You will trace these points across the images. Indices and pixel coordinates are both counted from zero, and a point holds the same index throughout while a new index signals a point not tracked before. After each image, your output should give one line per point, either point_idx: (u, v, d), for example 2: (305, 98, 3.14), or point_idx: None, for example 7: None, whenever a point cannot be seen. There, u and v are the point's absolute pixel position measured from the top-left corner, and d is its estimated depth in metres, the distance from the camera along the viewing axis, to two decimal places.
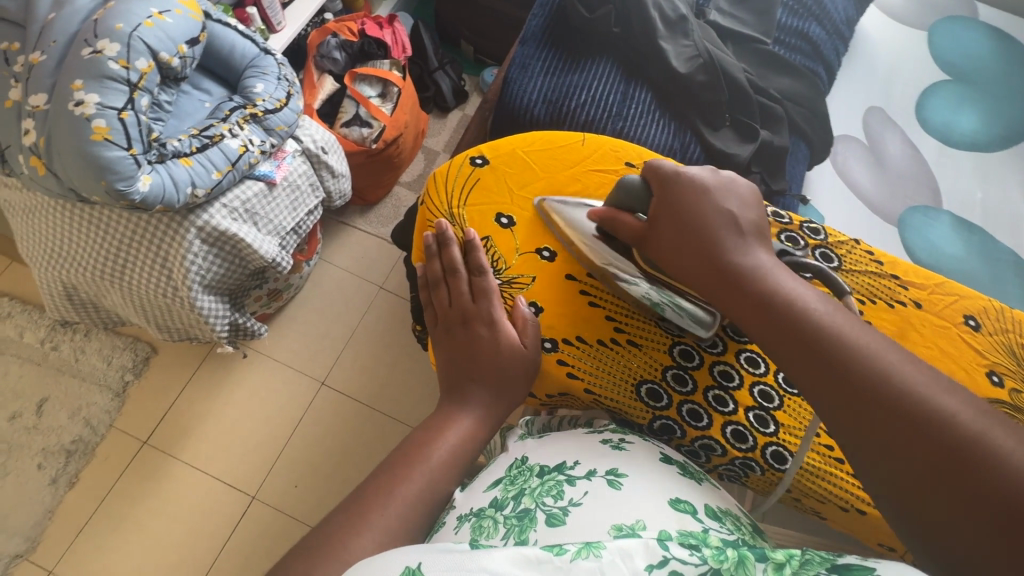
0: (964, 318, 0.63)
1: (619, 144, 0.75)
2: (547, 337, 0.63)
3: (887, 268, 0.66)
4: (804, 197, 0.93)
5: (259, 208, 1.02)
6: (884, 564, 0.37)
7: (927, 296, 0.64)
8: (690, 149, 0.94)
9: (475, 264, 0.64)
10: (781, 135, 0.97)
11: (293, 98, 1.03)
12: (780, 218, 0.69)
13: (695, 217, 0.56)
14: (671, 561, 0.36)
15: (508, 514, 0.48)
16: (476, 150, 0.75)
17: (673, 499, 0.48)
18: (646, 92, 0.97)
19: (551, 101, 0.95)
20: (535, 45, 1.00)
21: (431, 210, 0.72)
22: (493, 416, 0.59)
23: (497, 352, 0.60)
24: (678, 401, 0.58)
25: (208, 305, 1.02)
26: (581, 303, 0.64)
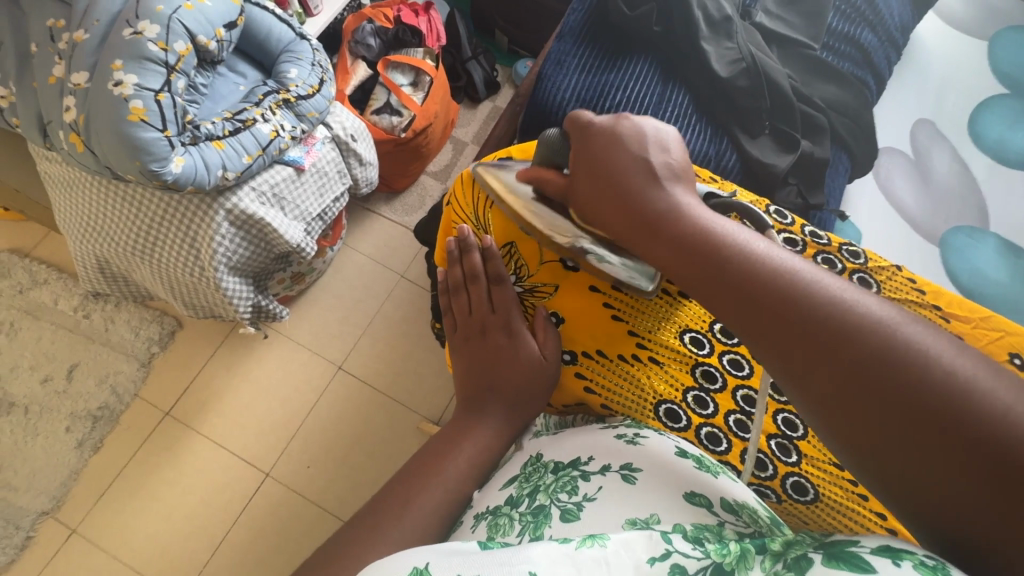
0: (1009, 356, 0.59)
1: None
2: (567, 349, 0.63)
3: (929, 299, 0.63)
4: (843, 212, 0.89)
5: (286, 193, 1.03)
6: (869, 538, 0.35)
7: (970, 330, 0.61)
8: (726, 157, 0.91)
9: (494, 273, 0.64)
10: (823, 147, 0.93)
11: (326, 84, 1.03)
12: (817, 239, 0.66)
13: (609, 165, 0.54)
14: (674, 555, 0.36)
15: (523, 511, 0.47)
16: (505, 152, 0.73)
17: (689, 493, 0.45)
18: (683, 95, 0.94)
19: (584, 100, 0.92)
20: (572, 41, 0.97)
21: (456, 212, 0.70)
22: (510, 427, 0.60)
23: (516, 364, 0.60)
24: (697, 424, 0.57)
25: (232, 287, 1.04)
26: (604, 317, 0.62)
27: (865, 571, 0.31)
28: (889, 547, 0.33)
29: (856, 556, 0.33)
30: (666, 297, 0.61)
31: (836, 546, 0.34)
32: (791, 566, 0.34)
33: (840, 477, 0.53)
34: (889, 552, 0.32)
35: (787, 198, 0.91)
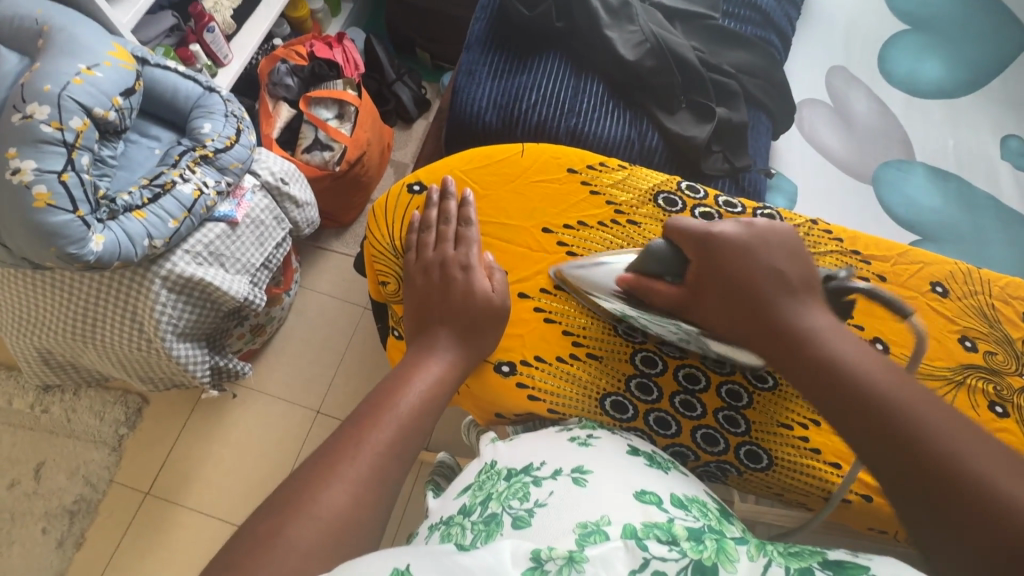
0: (931, 286, 0.62)
1: (560, 150, 0.73)
2: (504, 359, 0.62)
3: (848, 245, 0.64)
4: (770, 171, 0.91)
5: (224, 249, 1.01)
6: (877, 560, 0.39)
7: (890, 268, 0.63)
8: (648, 137, 0.93)
9: (464, 216, 0.65)
10: (738, 111, 0.94)
11: (244, 134, 1.01)
12: (732, 208, 0.68)
13: (736, 272, 0.54)
14: (652, 562, 0.36)
15: (476, 521, 0.47)
16: (413, 177, 0.72)
17: (639, 491, 0.47)
18: (597, 85, 0.95)
19: (501, 106, 0.93)
20: (479, 51, 0.98)
21: (374, 245, 0.69)
22: (464, 364, 0.57)
23: (470, 296, 0.59)
24: (644, 411, 0.60)
25: (185, 353, 1.01)
26: (537, 320, 0.63)
27: None
28: None
29: None
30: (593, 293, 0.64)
31: (845, 569, 0.38)
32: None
33: (791, 438, 0.58)
34: None
35: (715, 165, 0.93)
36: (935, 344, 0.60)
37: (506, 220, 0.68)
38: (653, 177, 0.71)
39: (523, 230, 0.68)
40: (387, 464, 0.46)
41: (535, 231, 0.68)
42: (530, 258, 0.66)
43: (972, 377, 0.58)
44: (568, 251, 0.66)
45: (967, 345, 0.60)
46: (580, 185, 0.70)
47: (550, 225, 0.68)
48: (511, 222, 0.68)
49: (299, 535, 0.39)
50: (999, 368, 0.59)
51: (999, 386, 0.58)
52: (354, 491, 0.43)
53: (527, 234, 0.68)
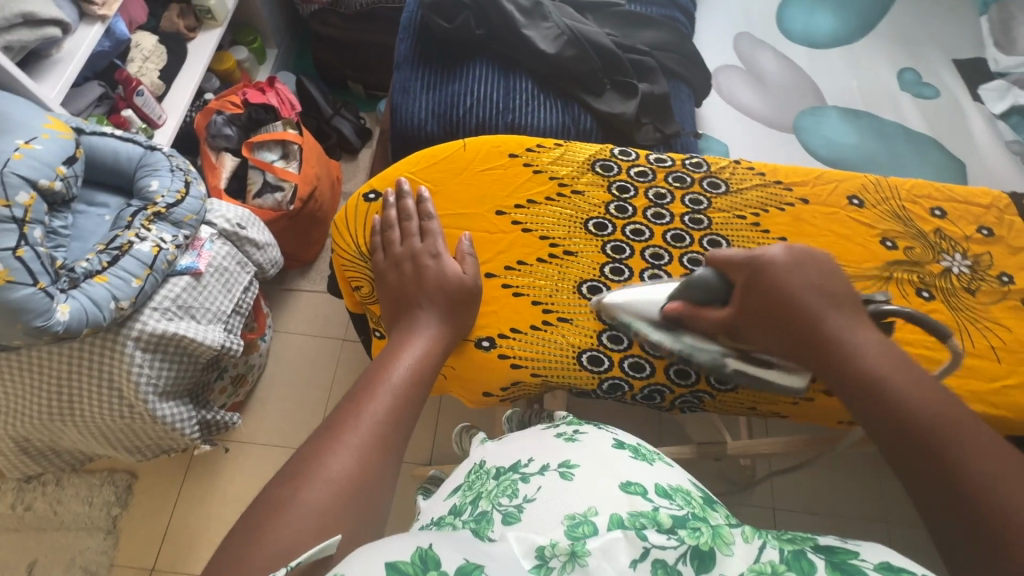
0: (849, 199, 0.69)
1: (499, 138, 0.76)
2: (483, 335, 0.65)
3: (771, 176, 0.71)
4: (697, 132, 0.99)
5: (192, 301, 1.01)
6: (862, 547, 0.44)
7: (811, 191, 0.70)
8: (582, 120, 0.99)
9: (424, 211, 0.68)
10: (658, 83, 1.02)
11: (193, 185, 1.02)
12: (663, 162, 0.72)
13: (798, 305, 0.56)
14: (652, 551, 0.40)
15: (465, 519, 0.51)
16: (366, 186, 0.74)
17: (624, 483, 0.49)
18: (526, 81, 1.01)
19: (440, 114, 0.97)
20: (409, 67, 1.02)
21: (342, 253, 0.71)
22: (448, 340, 0.61)
23: (442, 279, 0.63)
24: (619, 359, 0.64)
25: (170, 412, 1.00)
26: (506, 295, 0.67)
27: None
28: (888, 567, 0.41)
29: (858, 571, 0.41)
30: (552, 262, 0.68)
31: (835, 555, 0.42)
32: (792, 562, 0.41)
33: None
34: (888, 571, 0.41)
35: (648, 136, 1.00)
36: (861, 247, 0.67)
37: (460, 210, 0.71)
38: (588, 148, 0.74)
39: (478, 216, 0.70)
40: (387, 435, 0.49)
41: (490, 215, 0.71)
42: (488, 240, 0.69)
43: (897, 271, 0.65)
44: (522, 228, 0.70)
45: (888, 245, 0.67)
46: (522, 167, 0.73)
47: (502, 207, 0.71)
48: (465, 211, 0.71)
49: (312, 497, 0.43)
50: (918, 258, 0.66)
51: (922, 274, 0.65)
52: (357, 458, 0.46)
53: (482, 219, 0.70)
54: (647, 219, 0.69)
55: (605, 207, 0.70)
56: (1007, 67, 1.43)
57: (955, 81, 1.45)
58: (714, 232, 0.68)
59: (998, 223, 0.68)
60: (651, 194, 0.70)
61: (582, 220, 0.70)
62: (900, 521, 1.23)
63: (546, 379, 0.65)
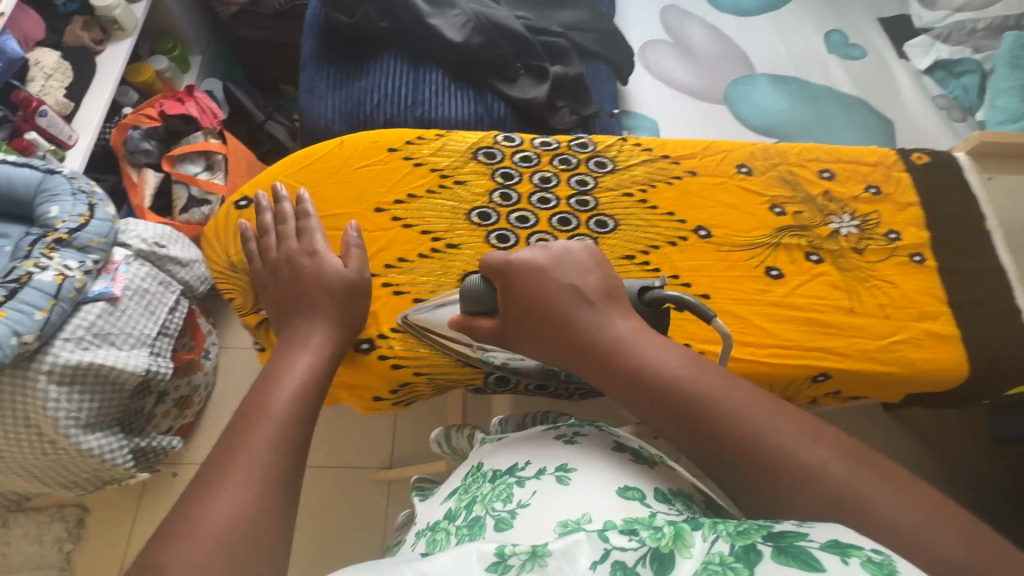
0: (738, 168, 0.76)
1: (376, 134, 0.76)
2: (363, 338, 0.68)
3: (659, 152, 0.76)
4: (614, 112, 0.98)
5: (110, 327, 0.97)
6: (818, 527, 0.40)
7: (697, 163, 0.75)
8: (496, 108, 0.96)
9: (302, 212, 0.69)
10: (573, 65, 1.00)
11: (99, 208, 0.97)
12: (549, 146, 0.74)
13: (554, 307, 0.56)
14: (612, 552, 0.39)
15: (460, 525, 0.53)
16: (240, 194, 0.74)
17: (621, 488, 0.53)
18: (436, 72, 0.98)
19: (347, 113, 0.94)
20: (314, 67, 0.98)
21: (215, 265, 0.71)
22: (335, 345, 0.61)
23: (321, 278, 0.64)
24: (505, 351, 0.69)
25: (98, 444, 0.97)
26: (387, 294, 0.69)
27: (816, 567, 0.36)
28: (838, 543, 0.37)
29: (807, 554, 0.37)
30: (434, 256, 0.70)
31: (786, 539, 0.38)
32: (741, 555, 0.37)
33: None
34: (838, 548, 0.37)
35: (565, 119, 0.98)
36: (752, 212, 0.73)
37: (336, 211, 0.72)
38: (470, 137, 0.76)
39: (356, 215, 0.72)
40: (277, 462, 0.48)
41: (369, 216, 0.72)
42: (366, 239, 0.71)
43: (788, 236, 0.72)
44: (402, 224, 0.71)
45: (777, 211, 0.73)
46: (403, 161, 0.74)
47: (381, 204, 0.72)
48: (341, 212, 0.72)
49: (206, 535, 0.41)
50: (804, 222, 0.73)
51: (811, 238, 0.72)
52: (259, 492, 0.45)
53: (359, 218, 0.72)
54: (533, 205, 0.71)
55: (488, 195, 0.72)
56: (930, 22, 1.45)
57: (881, 39, 1.46)
58: (601, 213, 0.71)
59: (884, 180, 0.75)
60: (498, 174, 0.73)
61: (464, 211, 0.71)
62: None
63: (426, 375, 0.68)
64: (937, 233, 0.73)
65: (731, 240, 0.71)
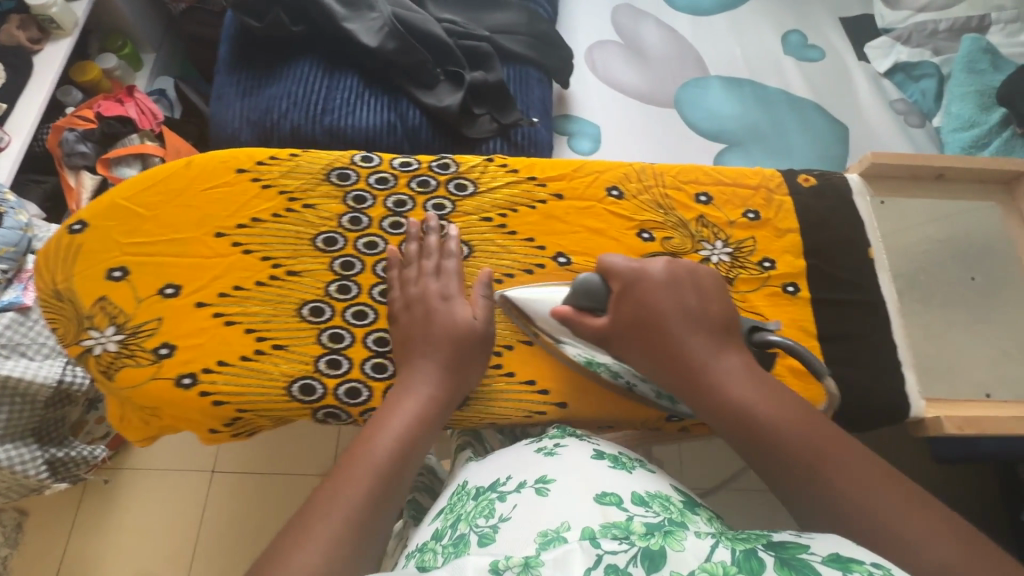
0: (607, 191, 0.70)
1: (226, 152, 0.69)
2: (186, 372, 0.61)
3: (525, 173, 0.71)
4: (533, 121, 0.95)
5: (20, 339, 0.96)
6: (816, 538, 0.39)
7: (566, 185, 0.71)
8: (409, 116, 0.93)
9: (438, 247, 0.66)
10: (495, 70, 0.96)
11: (9, 215, 0.98)
12: (408, 166, 0.70)
13: (666, 333, 0.56)
14: (604, 557, 0.35)
15: (445, 544, 0.48)
16: (75, 215, 0.67)
17: (599, 494, 0.47)
18: (351, 77, 0.94)
19: (254, 121, 0.91)
20: (226, 72, 0.95)
21: (43, 291, 0.65)
22: (441, 401, 0.58)
23: (451, 327, 0.61)
24: (333, 386, 0.61)
25: (8, 455, 0.96)
26: (216, 325, 0.63)
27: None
28: (839, 557, 0.36)
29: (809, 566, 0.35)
30: (273, 285, 0.64)
31: (786, 549, 0.36)
32: (744, 563, 0.35)
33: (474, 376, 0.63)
34: (838, 561, 0.35)
35: (485, 128, 0.95)
36: (617, 239, 0.69)
37: (174, 235, 0.66)
38: (326, 155, 0.70)
39: (194, 239, 0.66)
40: (365, 527, 0.48)
41: (204, 239, 0.66)
42: (203, 266, 0.65)
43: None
44: (242, 250, 0.65)
45: (645, 236, 0.69)
46: (251, 183, 0.68)
47: (222, 228, 0.66)
48: (179, 237, 0.66)
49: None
50: (674, 248, 0.69)
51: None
52: (340, 527, 0.47)
53: (197, 243, 0.66)
54: (384, 230, 0.67)
55: (337, 219, 0.67)
56: (893, 22, 1.38)
57: (842, 41, 1.40)
58: (454, 239, 0.68)
59: (765, 206, 0.71)
60: (350, 197, 0.68)
61: (309, 236, 0.66)
62: None
63: (253, 414, 0.62)
64: (813, 260, 0.70)
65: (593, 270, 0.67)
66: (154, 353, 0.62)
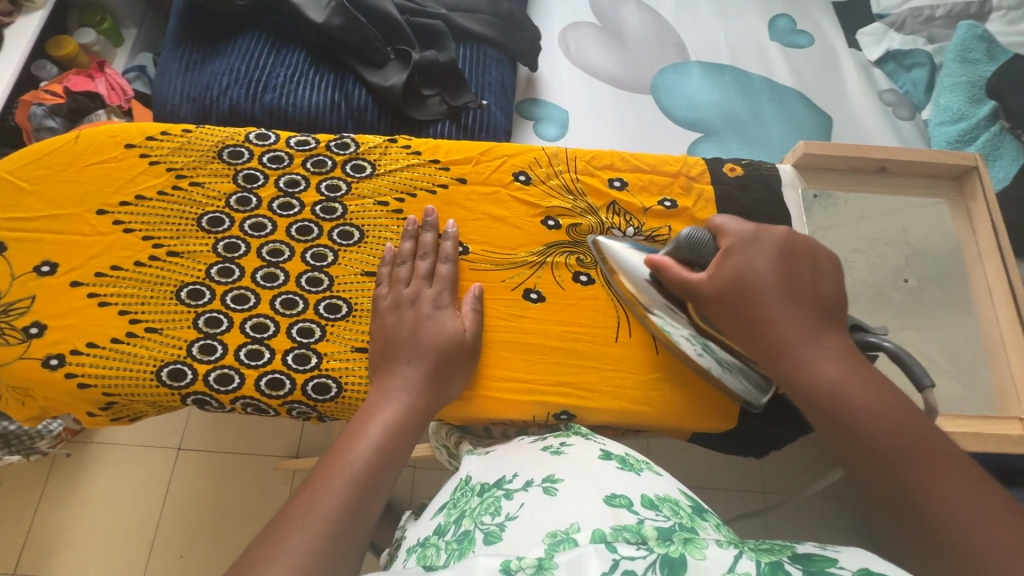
0: (515, 176, 0.71)
1: (117, 128, 0.69)
2: (54, 352, 0.61)
3: (427, 156, 0.70)
4: (482, 103, 0.91)
5: None
6: (846, 554, 0.36)
7: (470, 169, 0.70)
8: (353, 95, 0.90)
9: (444, 253, 0.65)
10: (446, 50, 0.93)
11: None
12: (305, 145, 0.69)
13: (765, 305, 0.56)
14: (622, 562, 0.33)
15: (449, 540, 0.43)
16: None
17: (608, 496, 0.41)
18: (295, 55, 0.92)
19: (193, 97, 0.89)
20: (169, 46, 0.93)
21: None
22: (421, 409, 0.57)
23: (440, 337, 0.60)
24: (204, 371, 0.60)
25: None
26: (89, 305, 0.62)
27: None
28: (871, 571, 0.34)
29: None
30: (153, 265, 0.64)
31: (814, 563, 0.35)
32: None
33: (354, 366, 0.62)
34: None
35: (434, 109, 0.92)
36: (523, 227, 0.69)
37: (56, 212, 0.65)
38: (220, 133, 0.69)
39: (75, 216, 0.65)
40: (341, 528, 0.47)
41: (85, 216, 0.65)
42: (82, 243, 0.64)
43: (555, 254, 0.69)
44: (123, 228, 0.65)
45: (550, 225, 0.69)
46: (138, 159, 0.68)
47: (105, 205, 0.66)
48: (60, 213, 0.65)
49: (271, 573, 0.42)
50: (580, 238, 0.69)
51: (583, 256, 0.69)
52: (320, 533, 0.46)
53: (78, 220, 0.65)
54: (273, 211, 0.67)
55: (226, 199, 0.67)
56: (888, 8, 1.32)
57: (833, 27, 1.33)
58: (347, 222, 0.67)
59: (683, 194, 0.71)
60: (241, 176, 0.68)
61: (195, 215, 0.66)
62: (779, 492, 1.12)
63: (123, 398, 0.61)
64: None
65: (490, 259, 0.67)
66: (25, 332, 0.62)
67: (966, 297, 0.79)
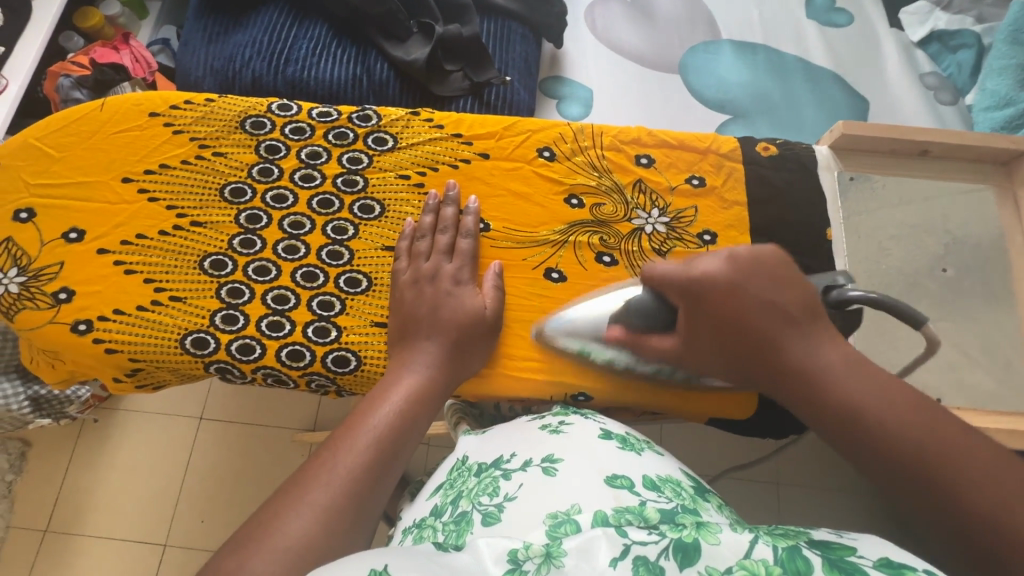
0: (538, 152, 0.69)
1: (141, 96, 0.69)
2: (81, 318, 0.62)
3: (449, 130, 0.69)
4: (506, 79, 0.89)
5: None
6: (862, 542, 0.35)
7: (493, 145, 0.69)
8: (375, 69, 0.89)
9: (465, 227, 0.65)
10: (470, 23, 0.91)
11: None
12: (327, 117, 0.69)
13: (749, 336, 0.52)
14: (633, 547, 0.32)
15: (447, 521, 0.44)
16: None
17: (609, 477, 0.41)
18: (318, 27, 0.91)
19: (217, 70, 0.89)
20: (194, 17, 0.93)
21: None
22: (442, 381, 0.57)
23: (458, 312, 0.60)
24: (226, 341, 0.61)
25: None
26: (115, 273, 0.63)
27: None
28: (891, 562, 0.33)
29: (860, 569, 0.32)
30: (176, 234, 0.64)
31: (833, 550, 0.34)
32: (789, 564, 0.32)
33: (373, 341, 0.62)
34: (891, 567, 0.32)
35: (456, 85, 0.90)
36: (545, 205, 0.68)
37: (82, 179, 0.66)
38: (243, 103, 0.69)
39: (100, 184, 0.66)
40: (360, 489, 0.48)
41: (110, 183, 0.66)
42: (108, 211, 0.65)
43: (578, 233, 0.67)
44: (147, 197, 0.65)
45: (573, 203, 0.68)
46: (162, 128, 0.68)
47: (130, 173, 0.66)
48: (86, 180, 0.66)
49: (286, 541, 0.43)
50: (603, 217, 0.68)
51: (607, 236, 0.67)
52: (340, 491, 0.47)
53: (104, 188, 0.66)
54: (294, 182, 0.66)
55: (247, 170, 0.67)
56: None
57: (875, 7, 1.27)
58: (368, 196, 0.66)
59: (711, 173, 0.69)
60: (262, 148, 0.67)
61: (218, 185, 0.66)
62: (792, 481, 1.10)
63: (149, 365, 0.62)
64: (762, 239, 0.68)
65: (510, 236, 0.67)
66: (54, 297, 0.63)
67: (1008, 290, 0.75)
